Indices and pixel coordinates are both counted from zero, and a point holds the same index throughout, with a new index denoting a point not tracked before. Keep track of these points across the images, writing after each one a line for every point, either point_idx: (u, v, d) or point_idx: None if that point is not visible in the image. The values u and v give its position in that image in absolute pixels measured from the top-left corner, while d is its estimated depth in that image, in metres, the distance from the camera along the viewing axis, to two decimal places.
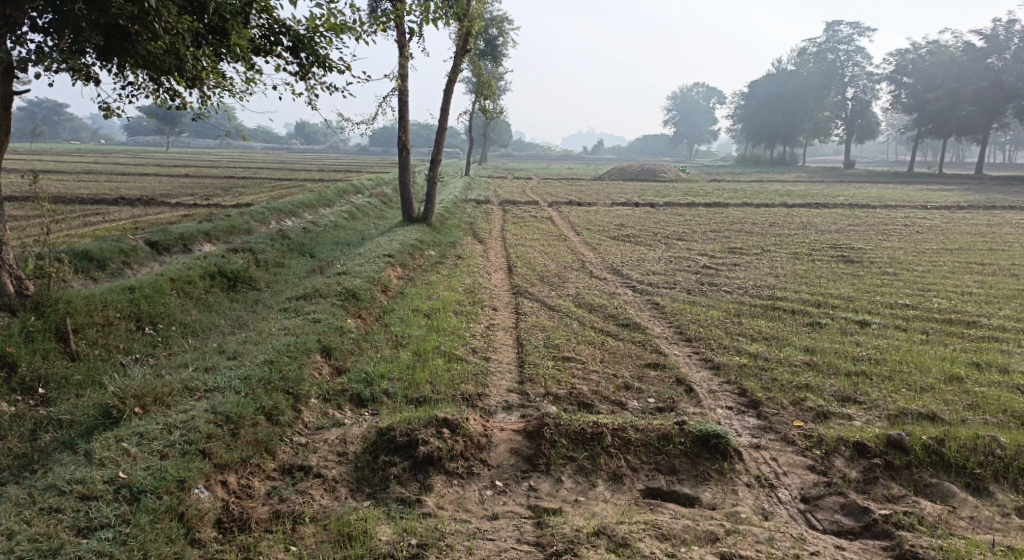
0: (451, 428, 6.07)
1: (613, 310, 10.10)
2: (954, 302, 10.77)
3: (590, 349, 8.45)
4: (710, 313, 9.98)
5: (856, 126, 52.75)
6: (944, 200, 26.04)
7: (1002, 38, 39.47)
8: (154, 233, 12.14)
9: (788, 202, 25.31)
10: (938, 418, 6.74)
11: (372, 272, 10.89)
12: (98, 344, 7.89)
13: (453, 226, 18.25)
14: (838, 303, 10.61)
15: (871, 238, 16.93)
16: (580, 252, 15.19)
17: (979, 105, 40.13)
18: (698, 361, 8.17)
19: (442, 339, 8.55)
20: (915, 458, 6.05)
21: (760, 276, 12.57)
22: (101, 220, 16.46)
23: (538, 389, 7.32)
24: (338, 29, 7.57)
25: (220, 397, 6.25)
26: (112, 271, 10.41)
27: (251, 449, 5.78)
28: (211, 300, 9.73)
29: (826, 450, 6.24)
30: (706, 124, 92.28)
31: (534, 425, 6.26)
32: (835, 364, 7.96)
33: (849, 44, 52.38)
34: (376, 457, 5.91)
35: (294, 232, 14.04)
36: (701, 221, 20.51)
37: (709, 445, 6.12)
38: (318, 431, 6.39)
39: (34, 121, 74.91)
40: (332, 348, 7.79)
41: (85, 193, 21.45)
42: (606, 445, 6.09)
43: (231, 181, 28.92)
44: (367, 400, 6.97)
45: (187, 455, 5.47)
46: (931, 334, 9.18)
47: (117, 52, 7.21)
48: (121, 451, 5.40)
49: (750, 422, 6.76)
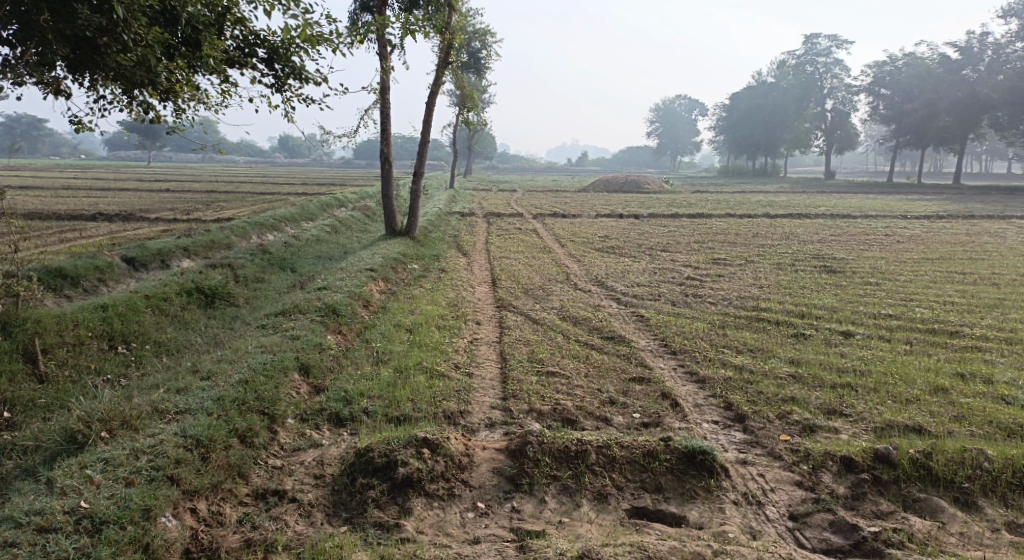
0: (432, 447, 5.91)
1: (598, 323, 10.01)
2: (937, 311, 10.78)
3: (574, 364, 8.32)
4: (694, 325, 9.90)
5: (836, 137, 53.33)
6: (924, 210, 26.31)
7: (976, 50, 40.16)
8: (131, 250, 11.90)
9: (770, 212, 25.45)
10: (925, 430, 6.67)
11: (354, 287, 10.71)
12: (68, 365, 7.67)
13: (437, 239, 18.10)
14: (821, 313, 10.58)
15: (853, 248, 17.01)
16: (565, 264, 15.11)
17: (955, 116, 40.74)
18: (683, 374, 8.07)
19: (424, 355, 8.39)
20: (903, 472, 5.96)
21: (744, 287, 12.54)
22: (77, 236, 16.17)
23: (522, 406, 7.17)
24: (313, 40, 7.44)
25: (191, 420, 6.04)
26: (86, 288, 10.17)
27: (222, 474, 5.59)
28: (188, 317, 9.52)
29: (813, 465, 6.13)
30: (688, 135, 93.02)
31: (517, 444, 6.10)
32: (821, 376, 7.89)
33: (827, 57, 53.34)
34: (354, 480, 5.73)
35: (275, 247, 13.84)
36: (684, 232, 20.53)
37: (695, 462, 5.99)
38: (294, 453, 6.21)
39: (13, 136, 73.91)
40: (311, 366, 7.60)
41: (63, 208, 21.14)
42: (591, 463, 5.95)
43: (213, 196, 28.61)
44: (345, 420, 6.79)
45: (154, 483, 5.26)
46: (915, 345, 9.15)
47: (86, 65, 7.02)
48: (84, 479, 5.20)
49: (736, 437, 6.66)
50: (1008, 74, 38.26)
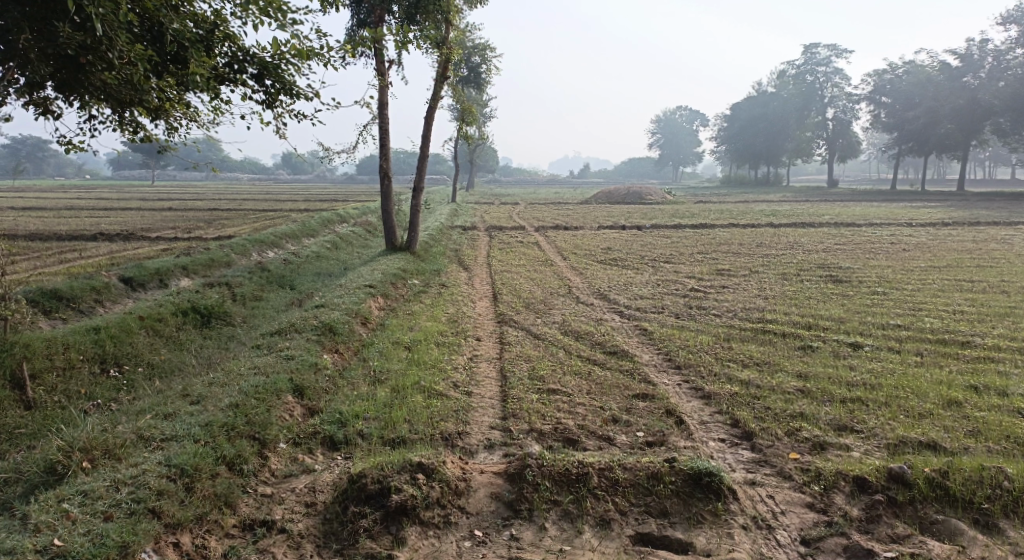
0: (427, 473, 5.71)
1: (600, 337, 9.79)
2: (946, 321, 10.53)
3: (576, 381, 8.10)
4: (699, 338, 9.67)
5: (838, 146, 53.13)
6: (929, 217, 26.07)
7: (977, 57, 40.24)
8: (129, 269, 11.73)
9: (774, 222, 25.23)
10: (940, 447, 6.43)
11: (352, 304, 10.51)
12: (57, 390, 7.49)
13: (438, 253, 17.93)
14: (829, 325, 10.34)
15: (859, 257, 16.77)
16: (567, 278, 14.90)
17: (957, 123, 40.55)
18: (688, 390, 7.84)
19: (422, 374, 8.17)
20: (918, 492, 5.72)
21: (749, 298, 12.33)
22: (77, 257, 16.04)
23: (522, 426, 6.95)
24: (304, 55, 7.28)
25: (177, 447, 5.84)
26: (82, 309, 10.00)
27: (207, 505, 5.40)
28: (183, 338, 9.33)
29: (825, 485, 5.89)
30: (690, 146, 93.05)
31: (515, 467, 5.88)
32: (830, 391, 7.64)
33: (827, 66, 53.20)
34: (345, 508, 5.52)
35: (274, 264, 13.68)
36: (688, 243, 20.32)
37: (701, 484, 5.75)
38: (285, 480, 6.01)
39: (18, 158, 73.95)
40: (305, 388, 7.39)
41: (64, 229, 21.03)
42: (593, 486, 5.72)
43: (215, 214, 28.49)
44: (340, 443, 6.58)
45: (133, 516, 5.07)
46: (925, 356, 8.91)
47: (70, 84, 6.89)
48: (60, 514, 5.01)
49: (743, 455, 6.43)
50: (1009, 81, 38.07)
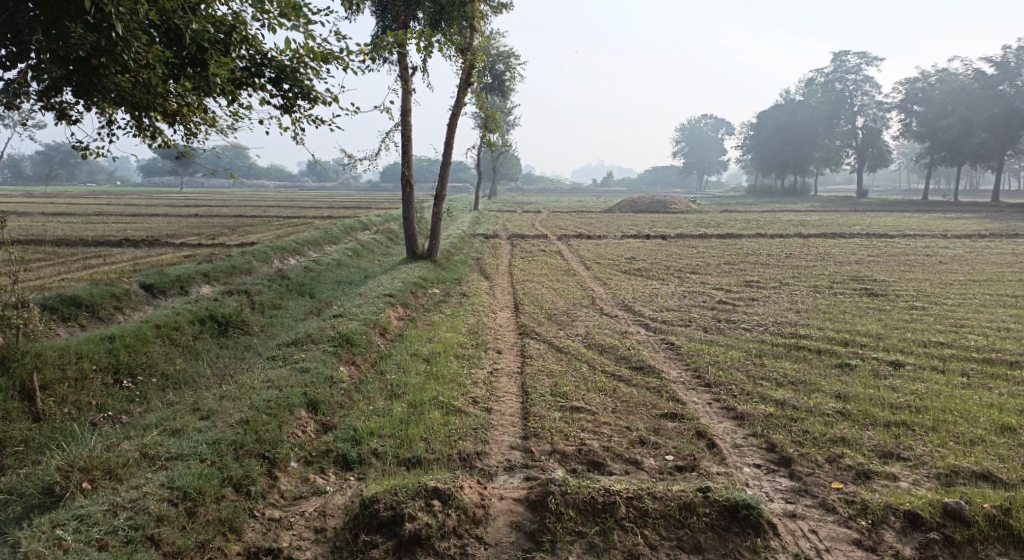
0: (443, 499, 5.41)
1: (626, 352, 9.41)
2: (992, 339, 9.98)
3: (601, 398, 7.72)
4: (729, 354, 9.25)
5: (867, 155, 52.71)
6: (965, 228, 25.20)
7: (1013, 65, 38.81)
8: (150, 276, 11.55)
9: (803, 232, 24.61)
10: (996, 479, 5.97)
11: (370, 314, 10.21)
12: (68, 401, 7.29)
13: (459, 262, 17.60)
14: (866, 341, 9.85)
15: (895, 270, 16.16)
16: (592, 288, 14.48)
17: (993, 133, 39.44)
18: (720, 410, 7.41)
19: (440, 388, 7.83)
20: (977, 532, 5.30)
21: (780, 312, 11.84)
22: (101, 263, 15.96)
23: (544, 446, 6.59)
24: (322, 58, 6.99)
25: (182, 468, 5.61)
26: (102, 317, 9.83)
27: (210, 531, 5.14)
28: (199, 347, 9.08)
29: (873, 520, 5.48)
30: (716, 154, 92.19)
31: (537, 494, 5.54)
32: (872, 413, 7.17)
33: (858, 73, 52.53)
34: (356, 537, 5.25)
35: (295, 272, 13.45)
36: (715, 253, 19.80)
37: (738, 517, 5.36)
38: (295, 502, 5.72)
39: (49, 163, 74.90)
40: (319, 403, 7.08)
41: (91, 234, 21.02)
42: (621, 517, 5.35)
43: (239, 220, 28.48)
44: (352, 463, 6.27)
45: (130, 545, 4.85)
46: (972, 377, 8.40)
47: (85, 88, 6.63)
48: (52, 542, 4.78)
49: (782, 483, 6.00)
50: None
